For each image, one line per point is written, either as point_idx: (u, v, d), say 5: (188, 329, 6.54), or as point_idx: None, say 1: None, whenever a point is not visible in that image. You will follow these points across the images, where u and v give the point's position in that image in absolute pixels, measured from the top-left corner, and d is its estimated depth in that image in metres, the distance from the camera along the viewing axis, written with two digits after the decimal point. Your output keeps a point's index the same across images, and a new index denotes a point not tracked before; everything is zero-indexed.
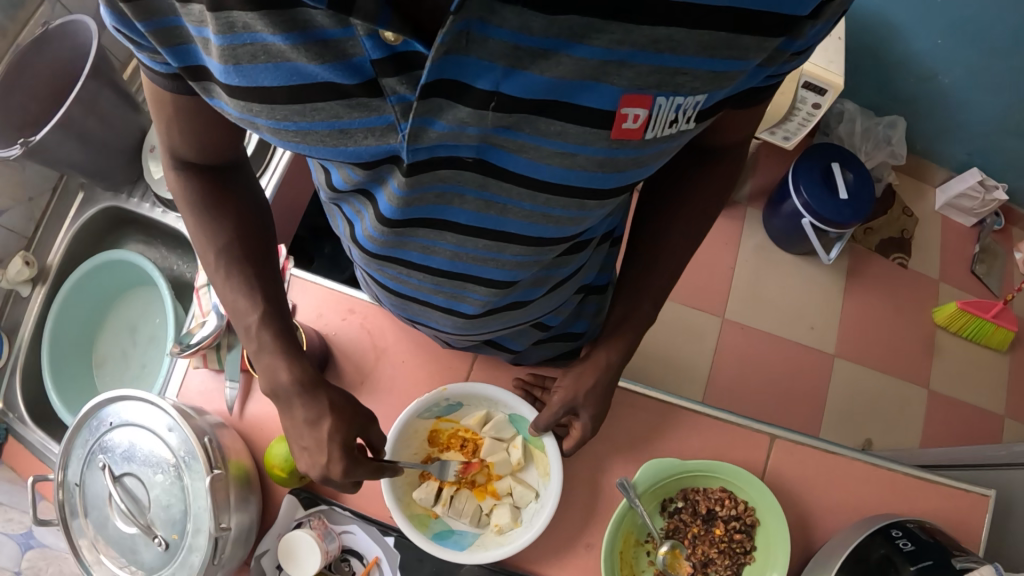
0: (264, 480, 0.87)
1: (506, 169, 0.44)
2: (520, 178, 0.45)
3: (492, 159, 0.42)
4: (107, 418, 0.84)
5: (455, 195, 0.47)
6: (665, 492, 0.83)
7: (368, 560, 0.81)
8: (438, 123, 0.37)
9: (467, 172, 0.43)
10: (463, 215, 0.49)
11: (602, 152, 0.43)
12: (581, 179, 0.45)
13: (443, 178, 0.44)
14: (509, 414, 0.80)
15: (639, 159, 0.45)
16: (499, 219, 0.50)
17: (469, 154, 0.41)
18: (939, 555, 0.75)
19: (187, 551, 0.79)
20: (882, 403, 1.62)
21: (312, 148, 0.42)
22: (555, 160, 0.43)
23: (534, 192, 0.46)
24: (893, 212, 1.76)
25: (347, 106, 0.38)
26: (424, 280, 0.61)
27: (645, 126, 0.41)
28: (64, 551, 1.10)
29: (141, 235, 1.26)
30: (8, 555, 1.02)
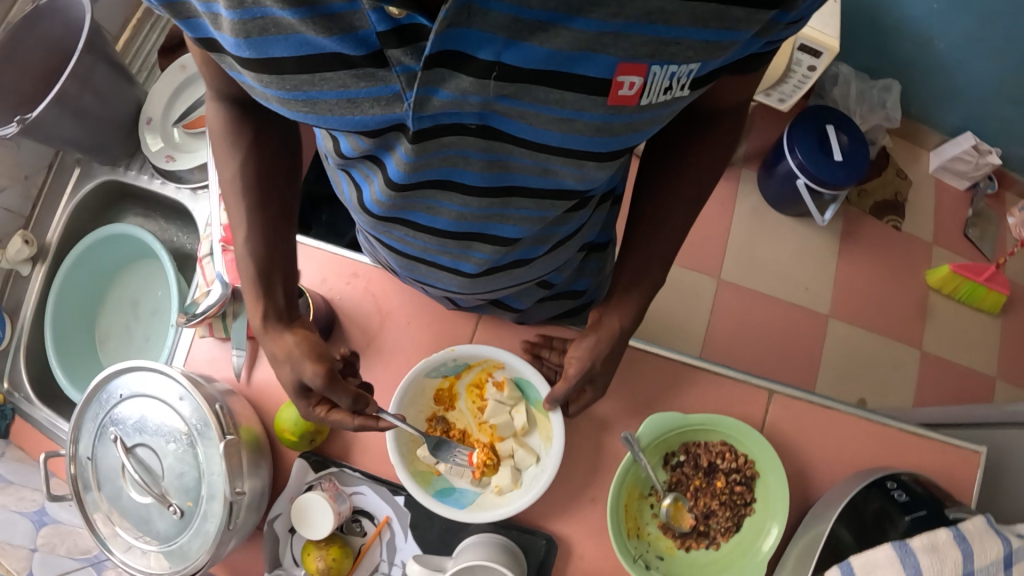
0: (274, 446, 0.88)
1: (508, 134, 0.44)
2: (522, 141, 0.45)
3: (495, 125, 0.43)
4: (118, 390, 0.87)
5: (460, 159, 0.47)
6: (667, 446, 0.85)
7: (379, 519, 0.83)
8: (441, 92, 0.38)
9: (471, 138, 0.44)
10: (469, 176, 0.49)
11: (599, 117, 0.43)
12: (579, 142, 0.46)
13: (448, 144, 0.44)
14: (515, 377, 0.80)
15: (635, 124, 0.45)
16: (504, 176, 0.50)
17: (472, 121, 0.42)
18: (932, 505, 0.80)
19: (202, 517, 0.82)
20: (877, 365, 1.65)
21: (322, 117, 0.43)
22: (556, 126, 0.43)
23: (537, 153, 0.47)
24: (887, 174, 1.77)
25: (354, 76, 0.39)
26: (432, 242, 0.62)
27: (640, 92, 0.42)
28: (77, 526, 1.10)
29: (139, 207, 1.25)
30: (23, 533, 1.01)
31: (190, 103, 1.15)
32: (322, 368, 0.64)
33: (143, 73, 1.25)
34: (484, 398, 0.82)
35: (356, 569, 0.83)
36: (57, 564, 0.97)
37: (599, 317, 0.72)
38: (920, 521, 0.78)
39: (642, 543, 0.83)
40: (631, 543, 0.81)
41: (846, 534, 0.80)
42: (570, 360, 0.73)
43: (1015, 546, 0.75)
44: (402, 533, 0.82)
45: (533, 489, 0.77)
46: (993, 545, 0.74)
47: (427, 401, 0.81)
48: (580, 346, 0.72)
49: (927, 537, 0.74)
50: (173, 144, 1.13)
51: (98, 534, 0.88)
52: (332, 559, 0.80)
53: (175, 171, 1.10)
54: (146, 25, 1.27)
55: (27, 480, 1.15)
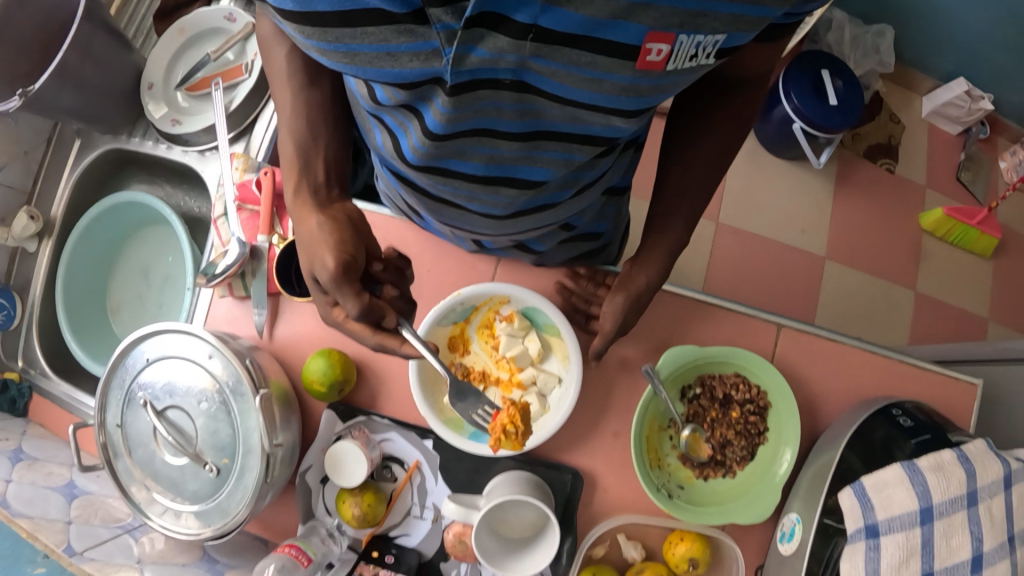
0: (302, 400, 0.91)
1: (540, 89, 0.44)
2: (553, 97, 0.45)
3: (529, 81, 0.43)
4: (143, 355, 0.88)
5: (493, 110, 0.47)
6: (685, 379, 0.88)
7: (409, 464, 0.86)
8: (478, 50, 0.39)
9: (505, 93, 0.44)
10: (503, 124, 0.49)
11: (627, 80, 0.44)
12: (608, 101, 0.46)
13: (483, 98, 0.45)
14: (523, 307, 0.81)
15: (661, 87, 0.46)
16: (536, 122, 0.50)
17: (507, 76, 0.42)
18: (936, 430, 0.84)
19: (239, 472, 0.85)
20: (874, 308, 1.68)
21: (361, 69, 0.44)
22: (584, 85, 0.44)
23: (568, 108, 0.47)
24: (880, 119, 1.78)
25: (395, 31, 0.40)
26: (467, 187, 0.62)
27: (667, 59, 0.43)
28: (109, 497, 1.08)
29: (144, 174, 1.26)
30: (58, 505, 0.99)
31: (190, 65, 1.14)
32: (337, 257, 0.60)
33: (138, 39, 1.22)
34: (495, 334, 0.83)
35: (390, 513, 0.87)
36: (93, 536, 0.95)
37: (630, 276, 0.74)
38: (925, 444, 0.82)
39: (663, 474, 0.87)
40: (654, 474, 0.85)
41: (855, 460, 0.84)
42: (601, 313, 0.76)
43: (1013, 467, 0.80)
44: (432, 476, 0.86)
45: (562, 409, 0.80)
46: (994, 466, 0.78)
47: (443, 351, 0.82)
48: (609, 306, 0.75)
49: (932, 458, 0.79)
50: (178, 108, 1.14)
51: (132, 500, 0.90)
52: (366, 506, 0.83)
53: (182, 134, 1.12)
54: None
55: (54, 456, 1.13)
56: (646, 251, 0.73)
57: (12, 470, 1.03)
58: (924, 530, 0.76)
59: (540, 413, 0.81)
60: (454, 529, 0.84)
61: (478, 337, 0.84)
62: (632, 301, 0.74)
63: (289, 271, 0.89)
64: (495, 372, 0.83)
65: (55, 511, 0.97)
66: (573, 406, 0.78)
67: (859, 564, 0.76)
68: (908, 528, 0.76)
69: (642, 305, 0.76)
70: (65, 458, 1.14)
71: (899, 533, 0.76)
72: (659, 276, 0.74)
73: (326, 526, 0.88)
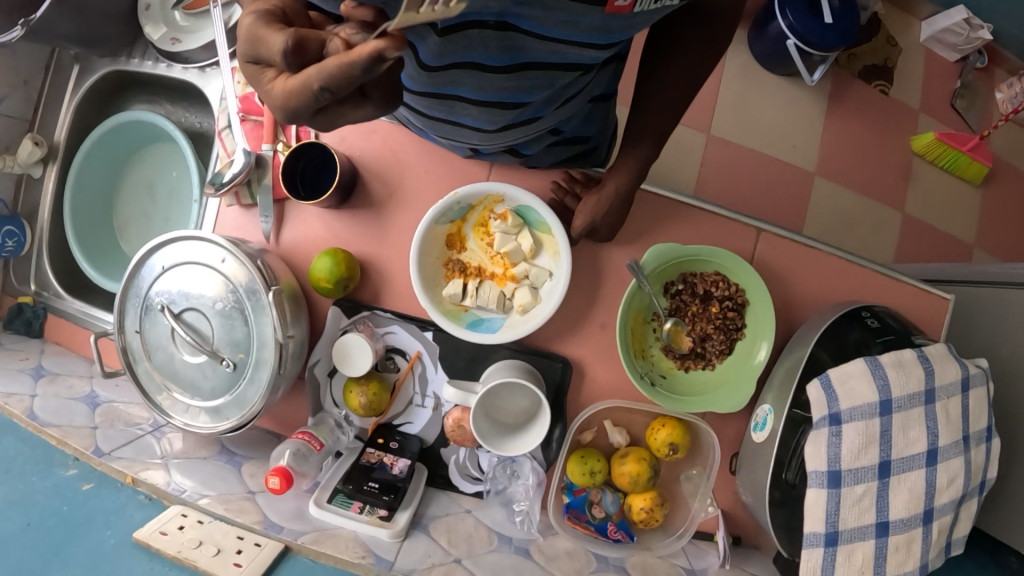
0: (309, 298, 0.97)
1: (520, 28, 0.50)
2: (532, 34, 0.51)
3: (511, 22, 0.49)
4: (157, 263, 0.94)
5: (478, 44, 0.51)
6: (668, 276, 0.94)
7: (411, 355, 0.93)
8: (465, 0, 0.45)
9: (489, 33, 0.50)
10: (485, 57, 0.53)
11: (598, 20, 0.51)
12: (582, 37, 0.53)
13: (469, 38, 0.50)
14: (515, 207, 0.86)
15: (629, 24, 0.53)
16: (519, 56, 0.54)
17: (492, 19, 0.48)
18: (901, 332, 0.91)
19: (254, 368, 0.91)
20: (861, 235, 1.73)
21: None
22: (560, 26, 0.50)
23: (547, 43, 0.53)
24: (878, 40, 1.79)
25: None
26: (457, 107, 0.64)
27: (633, 4, 0.50)
28: (130, 404, 1.13)
29: (144, 95, 1.29)
30: (82, 415, 1.02)
31: None
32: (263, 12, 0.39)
33: None
34: (490, 231, 0.88)
35: (394, 402, 0.94)
36: (118, 436, 1.00)
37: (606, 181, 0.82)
38: (890, 343, 0.89)
39: (647, 363, 0.94)
40: (639, 363, 0.93)
41: (823, 355, 0.90)
42: (577, 213, 0.85)
43: (972, 371, 0.89)
44: (432, 366, 0.93)
45: (554, 299, 0.86)
46: (953, 368, 0.86)
47: (440, 248, 0.88)
48: (585, 207, 0.83)
49: (895, 356, 0.86)
50: (177, 27, 1.16)
51: (155, 402, 0.97)
52: (372, 394, 0.91)
53: (183, 52, 1.14)
54: None
55: (74, 370, 1.17)
56: (619, 158, 0.80)
57: (36, 386, 1.06)
58: (882, 421, 0.84)
59: (533, 304, 0.87)
60: (454, 415, 0.90)
61: (473, 234, 0.89)
62: (607, 201, 0.82)
63: (294, 174, 0.92)
64: (489, 268, 0.89)
65: (79, 415, 1.01)
66: (563, 297, 0.84)
67: (822, 449, 0.84)
68: (868, 417, 0.84)
69: (619, 207, 0.83)
70: (85, 371, 1.19)
71: (859, 421, 0.83)
72: (632, 182, 0.80)
73: (334, 417, 0.95)
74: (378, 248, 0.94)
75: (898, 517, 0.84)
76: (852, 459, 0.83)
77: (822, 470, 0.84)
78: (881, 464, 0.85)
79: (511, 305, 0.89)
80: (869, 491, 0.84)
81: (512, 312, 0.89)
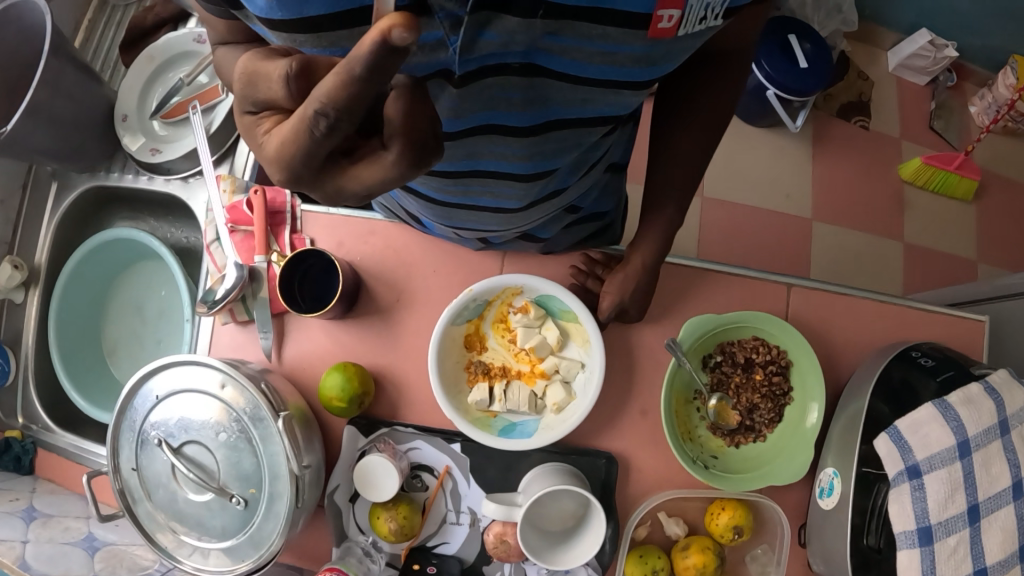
0: (321, 419, 0.89)
1: (549, 71, 0.43)
2: (562, 77, 0.44)
3: (538, 62, 0.42)
4: (152, 392, 0.86)
5: (501, 100, 0.45)
6: (705, 348, 0.88)
7: (440, 471, 0.86)
8: (488, 33, 0.37)
9: (514, 79, 0.43)
10: (510, 117, 0.47)
11: (639, 50, 0.43)
12: (619, 75, 0.45)
13: (491, 89, 0.43)
14: (536, 297, 0.82)
15: (672, 53, 0.46)
16: (545, 112, 0.48)
17: (516, 60, 0.41)
18: (958, 366, 0.82)
19: (268, 502, 0.83)
20: (866, 263, 1.71)
21: None
22: (597, 60, 0.43)
23: (577, 87, 0.46)
24: (849, 77, 1.81)
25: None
26: (477, 185, 0.59)
27: (678, 25, 0.42)
28: (132, 545, 1.03)
29: (126, 210, 1.25)
30: (80, 560, 0.93)
31: (165, 91, 1.13)
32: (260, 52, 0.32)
33: (107, 70, 1.20)
34: (511, 326, 0.84)
35: (425, 523, 0.85)
36: None
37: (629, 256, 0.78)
38: (950, 381, 0.80)
39: (696, 446, 0.87)
40: (688, 447, 0.85)
41: (882, 407, 0.83)
42: (604, 293, 0.80)
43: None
44: (464, 480, 0.85)
45: (588, 395, 0.80)
46: (1020, 392, 0.77)
47: (461, 350, 0.82)
48: (611, 284, 0.79)
49: (962, 392, 0.77)
50: (156, 137, 1.12)
51: (159, 547, 0.87)
52: (402, 518, 0.82)
53: (163, 163, 1.10)
54: (101, 22, 1.23)
55: (69, 510, 1.07)
56: (642, 231, 0.76)
57: (28, 530, 0.96)
58: (964, 464, 0.75)
59: (568, 401, 0.82)
60: (494, 530, 0.82)
61: (494, 332, 0.84)
62: (633, 279, 0.78)
63: (291, 288, 0.87)
64: (515, 366, 0.83)
65: (77, 565, 0.91)
66: (599, 390, 0.79)
67: (907, 507, 0.75)
68: (948, 463, 0.75)
69: (647, 284, 0.78)
70: (80, 511, 1.08)
71: (941, 469, 0.74)
72: (657, 255, 0.76)
73: (361, 546, 0.86)
74: (392, 356, 0.88)
75: (996, 561, 0.73)
76: (940, 510, 0.74)
77: (910, 528, 0.74)
78: (969, 509, 0.74)
79: (543, 404, 0.83)
80: (962, 541, 0.73)
81: (545, 412, 0.83)
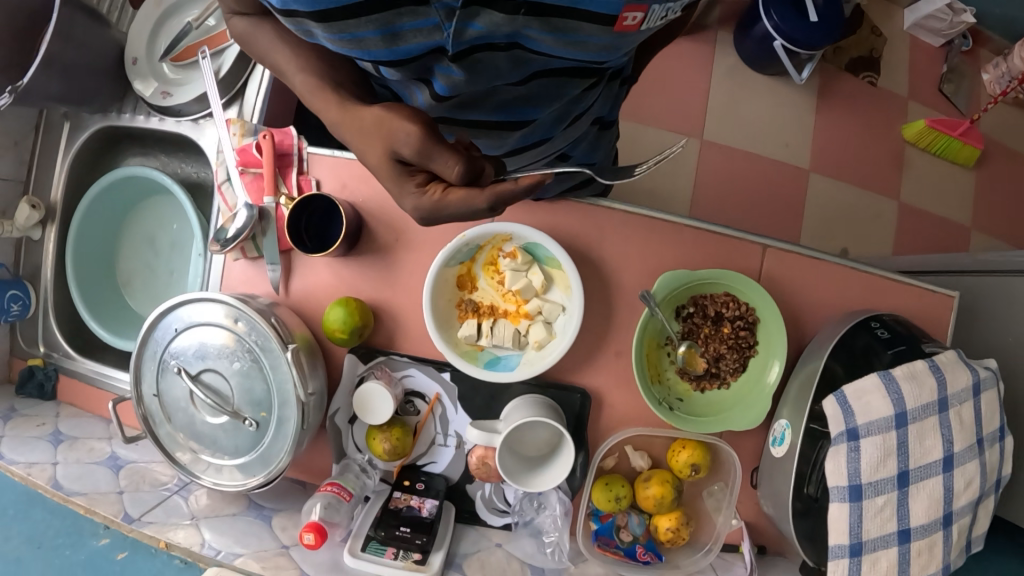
0: (323, 347, 0.97)
1: (532, 50, 0.49)
2: (543, 54, 0.49)
3: (522, 44, 0.48)
4: (171, 325, 0.94)
5: (491, 74, 0.51)
6: (679, 299, 0.96)
7: (430, 397, 0.94)
8: (476, 24, 0.44)
9: (502, 56, 0.48)
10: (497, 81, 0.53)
11: (607, 39, 0.47)
12: (589, 56, 0.50)
13: (482, 63, 0.49)
14: (525, 244, 0.89)
15: (637, 39, 0.49)
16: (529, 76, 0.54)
17: (502, 39, 0.46)
18: (910, 340, 0.90)
19: (276, 424, 0.92)
20: (858, 230, 1.74)
21: (366, 51, 0.47)
22: (570, 45, 0.48)
23: (558, 60, 0.51)
24: (862, 32, 1.79)
25: (397, 13, 0.43)
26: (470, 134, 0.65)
27: (641, 22, 0.46)
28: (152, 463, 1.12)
29: (137, 147, 1.30)
30: (105, 478, 1.03)
31: (172, 35, 1.16)
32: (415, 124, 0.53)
33: (113, 13, 1.21)
34: (501, 271, 0.91)
35: (416, 443, 0.95)
36: (143, 499, 1.00)
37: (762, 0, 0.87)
38: (901, 354, 0.88)
39: (663, 387, 0.96)
40: (656, 389, 0.94)
41: (837, 367, 0.90)
42: None
43: (982, 375, 0.88)
44: (452, 405, 0.94)
45: (568, 333, 0.88)
46: (963, 374, 0.86)
47: (452, 290, 0.90)
48: None
49: (908, 368, 0.85)
50: (165, 80, 1.16)
51: (178, 463, 0.97)
52: (395, 439, 0.92)
53: (173, 106, 1.14)
54: None
55: (91, 432, 1.17)
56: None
57: (56, 453, 1.07)
58: (899, 433, 0.84)
59: (548, 339, 0.90)
60: (477, 453, 0.92)
61: (485, 275, 0.91)
62: None
63: (299, 229, 0.94)
64: (502, 306, 0.91)
65: (103, 483, 1.02)
66: (577, 331, 0.86)
67: (842, 465, 0.84)
68: (885, 431, 0.84)
69: None
70: (103, 432, 1.18)
71: (877, 435, 0.83)
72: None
73: (358, 463, 0.96)
74: (389, 293, 0.95)
75: (919, 523, 0.84)
76: (872, 472, 0.83)
77: (843, 484, 0.84)
78: (899, 474, 0.84)
79: (526, 341, 0.91)
80: (889, 502, 0.83)
81: (528, 348, 0.90)
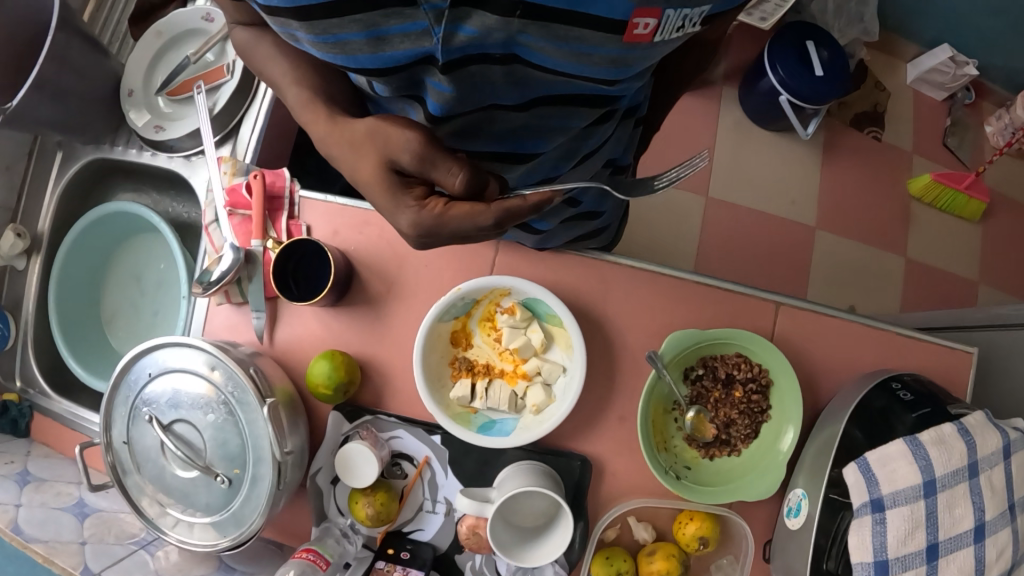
0: (307, 403, 0.92)
1: (532, 64, 0.44)
2: (544, 70, 0.45)
3: (520, 56, 0.43)
4: (146, 370, 0.88)
5: (487, 88, 0.46)
6: (687, 361, 0.90)
7: (419, 460, 0.88)
8: (466, 27, 0.39)
9: (498, 69, 0.44)
10: (495, 100, 0.49)
11: (615, 52, 0.43)
12: (595, 72, 0.46)
13: (477, 77, 0.44)
14: (525, 299, 0.84)
15: (649, 55, 0.45)
16: (530, 97, 0.49)
17: (498, 50, 0.41)
18: (935, 403, 0.83)
19: (251, 482, 0.85)
20: (866, 280, 1.70)
21: (351, 57, 0.43)
22: (574, 58, 0.43)
23: (559, 79, 0.46)
24: (865, 87, 1.79)
25: (383, 15, 0.39)
26: None
27: (654, 32, 0.42)
28: (120, 512, 1.05)
29: (129, 182, 1.26)
30: (69, 526, 0.95)
31: (171, 67, 1.13)
32: (417, 132, 0.50)
33: (115, 44, 1.19)
34: (498, 327, 0.85)
35: (402, 509, 0.88)
36: (109, 551, 0.93)
37: None
38: (926, 416, 0.81)
39: (670, 455, 0.89)
40: (662, 457, 0.87)
41: (856, 433, 0.84)
42: None
43: (1012, 436, 0.80)
44: (441, 470, 0.88)
45: (568, 399, 0.82)
46: (992, 436, 0.79)
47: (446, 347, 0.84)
48: None
49: (934, 432, 0.79)
50: (161, 114, 1.13)
51: (145, 516, 0.89)
52: (379, 504, 0.85)
53: (166, 140, 1.10)
54: None
55: (61, 474, 1.09)
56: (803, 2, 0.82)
57: (21, 494, 0.98)
58: (928, 502, 0.77)
59: (547, 403, 0.84)
60: (466, 522, 0.84)
61: (481, 332, 0.86)
62: None
63: (285, 274, 0.88)
64: (498, 365, 0.85)
65: (65, 531, 0.94)
66: (578, 396, 0.81)
67: (867, 539, 0.77)
68: (913, 501, 0.76)
69: None
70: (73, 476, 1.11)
71: (904, 506, 0.76)
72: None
73: (339, 527, 0.88)
74: (379, 346, 0.90)
75: None
76: (899, 545, 0.76)
77: (868, 561, 0.76)
78: (928, 546, 0.76)
79: (523, 404, 0.85)
80: None
81: (525, 412, 0.85)
